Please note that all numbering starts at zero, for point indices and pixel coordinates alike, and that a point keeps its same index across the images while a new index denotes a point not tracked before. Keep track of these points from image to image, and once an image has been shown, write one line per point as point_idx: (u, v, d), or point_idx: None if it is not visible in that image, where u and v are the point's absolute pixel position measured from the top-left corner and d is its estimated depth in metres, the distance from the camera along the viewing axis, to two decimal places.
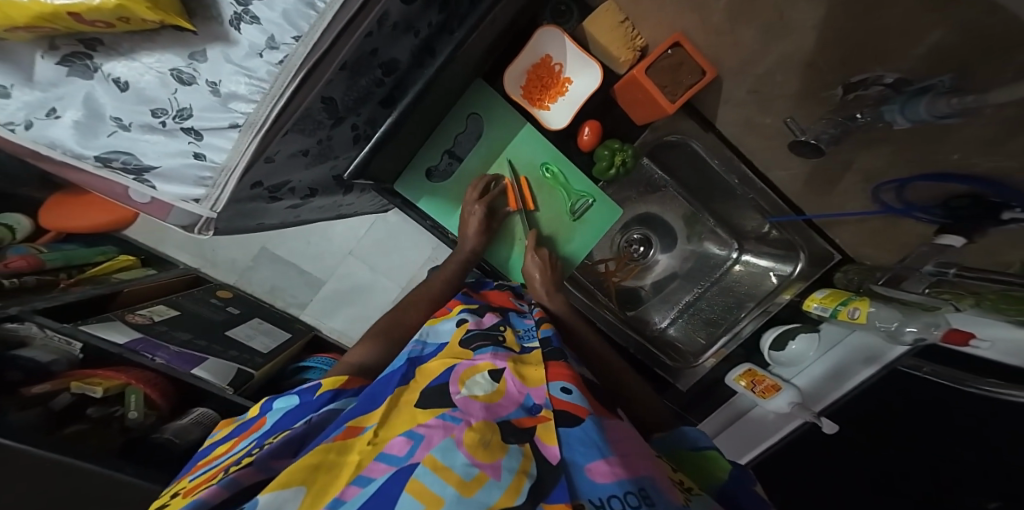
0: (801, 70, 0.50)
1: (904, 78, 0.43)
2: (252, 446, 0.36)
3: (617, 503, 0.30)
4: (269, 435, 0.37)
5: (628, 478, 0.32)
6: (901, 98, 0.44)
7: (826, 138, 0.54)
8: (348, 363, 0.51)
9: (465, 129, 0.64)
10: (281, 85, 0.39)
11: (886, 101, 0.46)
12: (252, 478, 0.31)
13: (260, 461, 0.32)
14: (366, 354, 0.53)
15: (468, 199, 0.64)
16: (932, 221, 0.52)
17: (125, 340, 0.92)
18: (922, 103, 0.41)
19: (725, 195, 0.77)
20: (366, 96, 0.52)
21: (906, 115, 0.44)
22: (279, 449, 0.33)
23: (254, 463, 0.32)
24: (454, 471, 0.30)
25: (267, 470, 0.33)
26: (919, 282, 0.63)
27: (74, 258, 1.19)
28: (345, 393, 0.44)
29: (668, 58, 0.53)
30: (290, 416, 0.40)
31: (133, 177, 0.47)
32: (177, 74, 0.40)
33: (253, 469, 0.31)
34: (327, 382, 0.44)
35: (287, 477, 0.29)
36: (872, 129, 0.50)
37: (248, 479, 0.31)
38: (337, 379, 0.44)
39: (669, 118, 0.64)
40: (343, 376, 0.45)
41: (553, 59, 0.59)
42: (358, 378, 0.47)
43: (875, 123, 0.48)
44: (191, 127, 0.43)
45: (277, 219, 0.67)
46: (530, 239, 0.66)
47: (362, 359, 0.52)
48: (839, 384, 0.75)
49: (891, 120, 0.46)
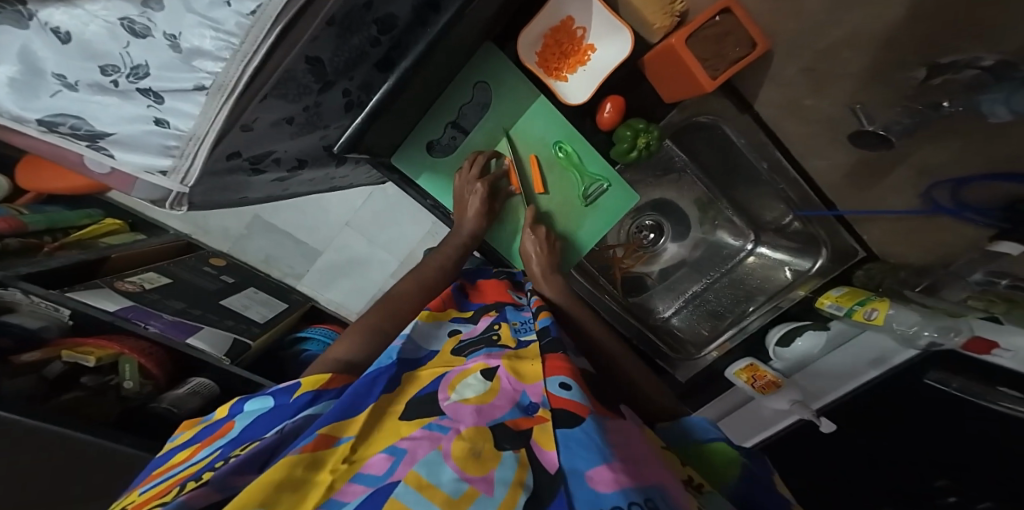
0: (874, 49, 0.42)
1: (1005, 61, 0.36)
2: (217, 457, 0.33)
3: None
4: (236, 445, 0.35)
5: (634, 487, 0.30)
6: (1007, 87, 0.36)
7: (899, 129, 0.48)
8: (337, 361, 0.47)
9: (471, 100, 0.58)
10: (254, 41, 0.32)
11: (982, 88, 0.38)
12: (208, 498, 0.29)
13: (219, 479, 0.29)
14: (352, 348, 0.49)
15: (463, 177, 0.59)
16: (987, 223, 0.48)
17: (115, 308, 0.89)
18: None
19: (749, 181, 0.71)
20: (359, 57, 0.46)
21: (1010, 107, 0.37)
22: (243, 464, 0.31)
23: (210, 483, 0.29)
24: (441, 489, 0.27)
25: (228, 489, 0.30)
26: (959, 290, 0.60)
27: (58, 221, 1.14)
28: (327, 395, 0.40)
29: (714, 27, 0.46)
30: (261, 424, 0.37)
31: (87, 144, 0.41)
32: (129, 24, 0.34)
33: (208, 489, 0.28)
34: (307, 381, 0.40)
35: (244, 500, 0.26)
36: (951, 119, 0.42)
37: (201, 500, 0.28)
38: (318, 378, 0.41)
39: (701, 98, 0.59)
40: (326, 375, 0.42)
41: (575, 22, 0.52)
42: (343, 376, 0.44)
43: (965, 114, 0.41)
44: (148, 88, 0.37)
45: (262, 194, 0.62)
46: (528, 216, 0.61)
47: (349, 354, 0.48)
48: (843, 382, 0.72)
49: (988, 111, 0.39)
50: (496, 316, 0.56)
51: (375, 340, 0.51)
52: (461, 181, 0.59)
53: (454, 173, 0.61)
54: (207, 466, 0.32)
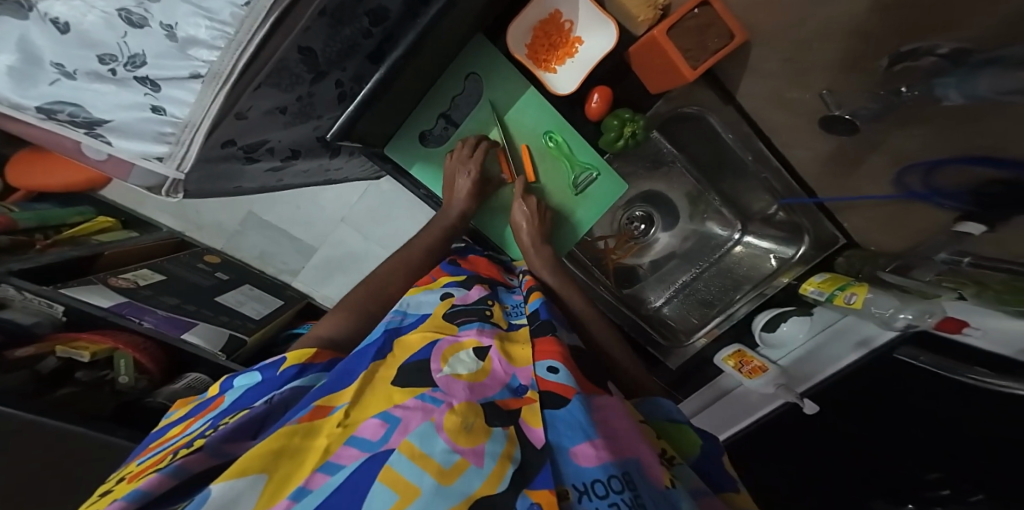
0: (843, 39, 0.44)
1: (962, 48, 0.37)
2: (206, 427, 0.34)
3: (600, 487, 0.31)
4: (225, 414, 0.35)
5: (612, 462, 0.33)
6: (960, 71, 0.37)
7: (866, 113, 0.49)
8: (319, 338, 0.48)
9: (463, 91, 0.59)
10: (248, 30, 0.33)
11: (939, 74, 0.39)
12: (205, 463, 0.30)
13: (213, 445, 0.30)
14: (337, 328, 0.50)
15: (457, 158, 0.61)
16: (955, 207, 0.49)
17: (109, 304, 0.91)
18: (985, 76, 0.35)
19: (737, 173, 0.73)
20: (351, 47, 0.47)
21: (962, 91, 0.37)
22: (235, 431, 0.32)
23: (204, 448, 0.30)
24: (433, 459, 0.29)
25: (223, 455, 0.31)
26: (927, 270, 0.61)
27: (49, 218, 1.14)
28: (312, 370, 0.42)
29: (695, 19, 0.48)
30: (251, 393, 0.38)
31: (84, 132, 0.43)
32: (126, 14, 0.35)
33: (203, 454, 0.29)
34: (292, 356, 0.42)
35: (245, 464, 0.27)
36: (916, 107, 0.44)
37: (198, 464, 0.29)
38: (303, 352, 0.42)
39: (687, 89, 0.61)
40: (311, 350, 0.43)
41: (563, 15, 0.54)
42: (329, 352, 0.45)
43: (923, 99, 0.42)
44: (145, 77, 0.38)
45: (256, 183, 0.63)
46: (517, 186, 0.62)
47: (331, 332, 0.49)
48: (822, 367, 0.74)
49: (943, 95, 0.39)
50: (489, 291, 0.57)
51: (361, 319, 0.52)
52: (453, 162, 0.61)
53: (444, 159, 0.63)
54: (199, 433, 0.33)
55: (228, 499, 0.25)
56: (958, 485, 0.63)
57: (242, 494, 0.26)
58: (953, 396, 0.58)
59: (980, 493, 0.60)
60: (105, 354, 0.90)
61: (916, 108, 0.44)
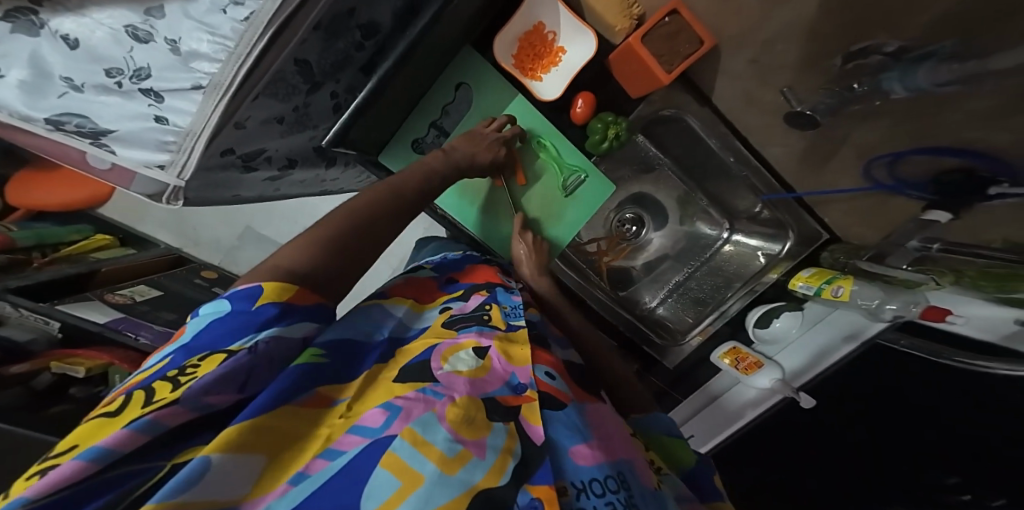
0: (802, 40, 0.48)
1: (904, 47, 0.41)
2: (167, 365, 0.27)
3: (598, 486, 0.32)
4: (190, 353, 0.27)
5: (607, 462, 0.34)
6: (900, 66, 0.42)
7: (823, 108, 0.53)
8: (274, 268, 0.35)
9: (453, 100, 0.62)
10: (247, 43, 0.35)
11: (884, 70, 0.44)
12: (181, 418, 0.24)
13: (191, 397, 0.24)
14: (296, 256, 0.37)
15: (482, 129, 0.60)
16: (919, 197, 0.52)
17: (106, 320, 0.94)
18: (923, 69, 0.40)
19: (720, 174, 0.76)
20: (345, 60, 0.50)
21: (904, 85, 0.42)
22: (217, 382, 0.26)
23: (181, 401, 0.24)
24: (436, 447, 0.28)
25: (203, 408, 0.25)
26: (902, 258, 0.63)
27: (47, 237, 1.15)
28: (293, 316, 0.33)
29: (665, 26, 0.51)
30: (220, 329, 0.29)
31: (89, 141, 0.44)
32: (133, 31, 0.38)
33: (180, 408, 0.24)
34: (270, 288, 0.32)
35: (244, 439, 0.25)
36: (871, 101, 0.47)
37: (173, 420, 0.24)
38: (286, 288, 0.33)
39: (667, 92, 0.64)
40: (292, 286, 0.34)
41: (546, 26, 0.57)
42: (312, 293, 0.36)
43: (873, 94, 0.47)
44: (150, 88, 0.41)
45: (255, 192, 0.65)
46: (517, 223, 0.65)
47: (295, 263, 0.36)
48: (819, 360, 0.77)
49: (889, 89, 0.44)
50: (487, 296, 0.54)
51: (346, 258, 0.40)
52: (485, 131, 0.60)
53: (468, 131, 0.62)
54: (159, 374, 0.26)
55: (222, 473, 0.23)
56: (976, 490, 0.63)
57: (241, 471, 0.24)
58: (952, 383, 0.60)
59: (1001, 497, 0.60)
60: (99, 370, 0.90)
61: (873, 102, 0.47)
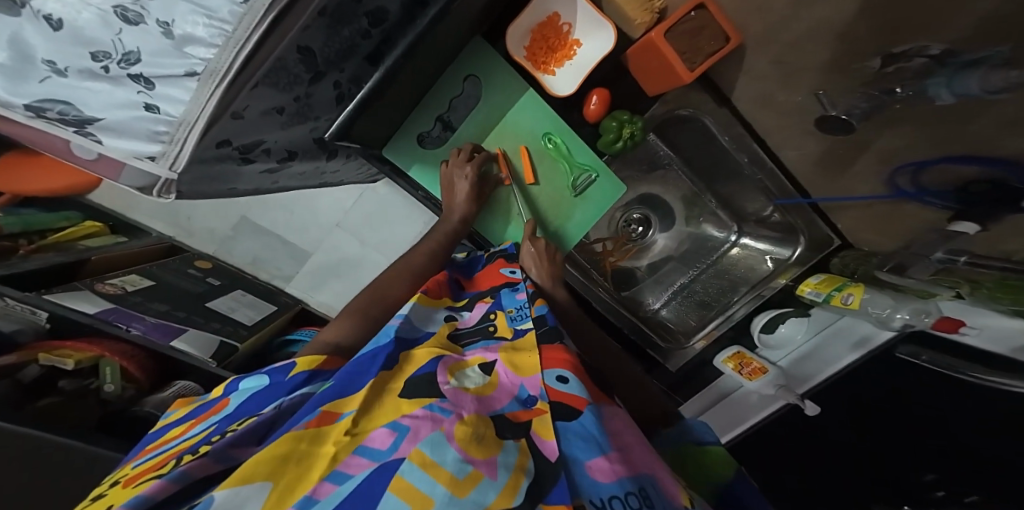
0: (833, 42, 0.47)
1: (950, 49, 0.39)
2: (212, 431, 0.34)
3: (619, 504, 0.29)
4: (231, 420, 0.35)
5: (628, 477, 0.32)
6: (947, 72, 0.40)
7: (858, 113, 0.50)
8: (326, 344, 0.46)
9: (461, 93, 0.60)
10: (246, 28, 0.33)
11: (929, 74, 0.42)
12: (207, 469, 0.29)
13: (218, 450, 0.30)
14: (343, 332, 0.48)
15: (454, 162, 0.60)
16: (945, 206, 0.51)
17: (96, 311, 0.86)
18: (972, 77, 0.38)
19: (731, 176, 0.74)
20: (350, 48, 0.47)
21: (952, 91, 0.40)
22: (241, 436, 0.31)
23: (209, 454, 0.29)
24: (445, 468, 0.27)
25: (227, 460, 0.30)
26: (923, 269, 0.63)
27: (34, 223, 1.11)
28: (320, 378, 0.41)
29: (690, 21, 0.50)
30: (254, 401, 0.37)
31: (72, 129, 0.45)
32: (122, 11, 0.34)
33: (207, 460, 0.29)
34: (303, 360, 0.41)
35: (249, 472, 0.25)
36: (905, 105, 0.46)
37: (201, 471, 0.29)
38: (314, 358, 0.42)
39: (681, 91, 0.61)
40: (321, 356, 0.43)
41: (561, 18, 0.55)
42: (340, 359, 0.45)
43: (916, 98, 0.44)
44: (139, 74, 0.38)
45: (251, 185, 0.63)
46: (528, 227, 0.63)
47: (339, 338, 0.47)
48: (826, 365, 0.76)
49: (935, 95, 0.42)
50: (490, 304, 0.54)
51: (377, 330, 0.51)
52: (450, 167, 0.60)
53: (439, 166, 0.62)
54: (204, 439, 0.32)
55: (234, 502, 0.23)
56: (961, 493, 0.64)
57: (248, 499, 0.24)
58: (957, 395, 0.59)
59: (974, 493, 0.61)
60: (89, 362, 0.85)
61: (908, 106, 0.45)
